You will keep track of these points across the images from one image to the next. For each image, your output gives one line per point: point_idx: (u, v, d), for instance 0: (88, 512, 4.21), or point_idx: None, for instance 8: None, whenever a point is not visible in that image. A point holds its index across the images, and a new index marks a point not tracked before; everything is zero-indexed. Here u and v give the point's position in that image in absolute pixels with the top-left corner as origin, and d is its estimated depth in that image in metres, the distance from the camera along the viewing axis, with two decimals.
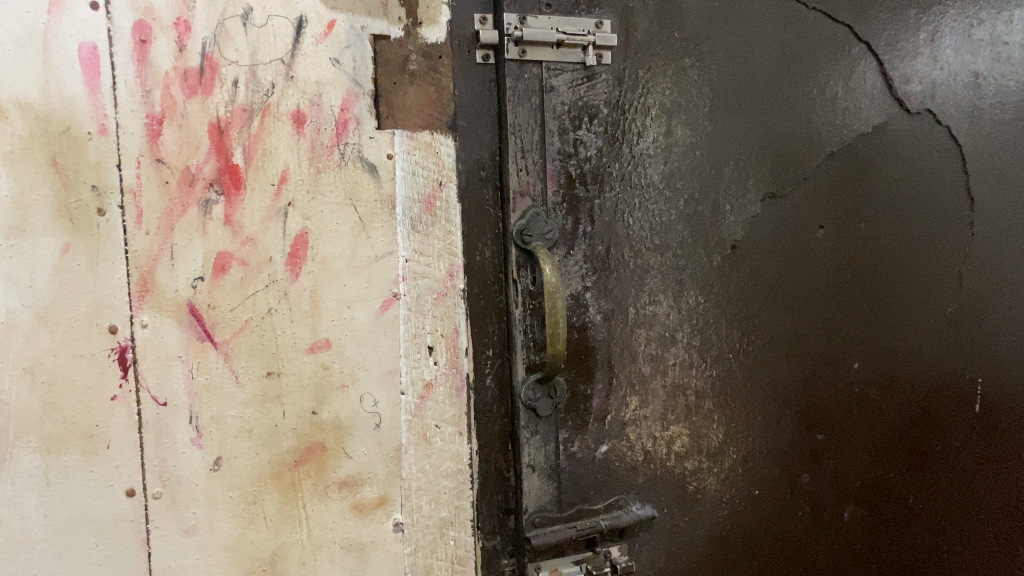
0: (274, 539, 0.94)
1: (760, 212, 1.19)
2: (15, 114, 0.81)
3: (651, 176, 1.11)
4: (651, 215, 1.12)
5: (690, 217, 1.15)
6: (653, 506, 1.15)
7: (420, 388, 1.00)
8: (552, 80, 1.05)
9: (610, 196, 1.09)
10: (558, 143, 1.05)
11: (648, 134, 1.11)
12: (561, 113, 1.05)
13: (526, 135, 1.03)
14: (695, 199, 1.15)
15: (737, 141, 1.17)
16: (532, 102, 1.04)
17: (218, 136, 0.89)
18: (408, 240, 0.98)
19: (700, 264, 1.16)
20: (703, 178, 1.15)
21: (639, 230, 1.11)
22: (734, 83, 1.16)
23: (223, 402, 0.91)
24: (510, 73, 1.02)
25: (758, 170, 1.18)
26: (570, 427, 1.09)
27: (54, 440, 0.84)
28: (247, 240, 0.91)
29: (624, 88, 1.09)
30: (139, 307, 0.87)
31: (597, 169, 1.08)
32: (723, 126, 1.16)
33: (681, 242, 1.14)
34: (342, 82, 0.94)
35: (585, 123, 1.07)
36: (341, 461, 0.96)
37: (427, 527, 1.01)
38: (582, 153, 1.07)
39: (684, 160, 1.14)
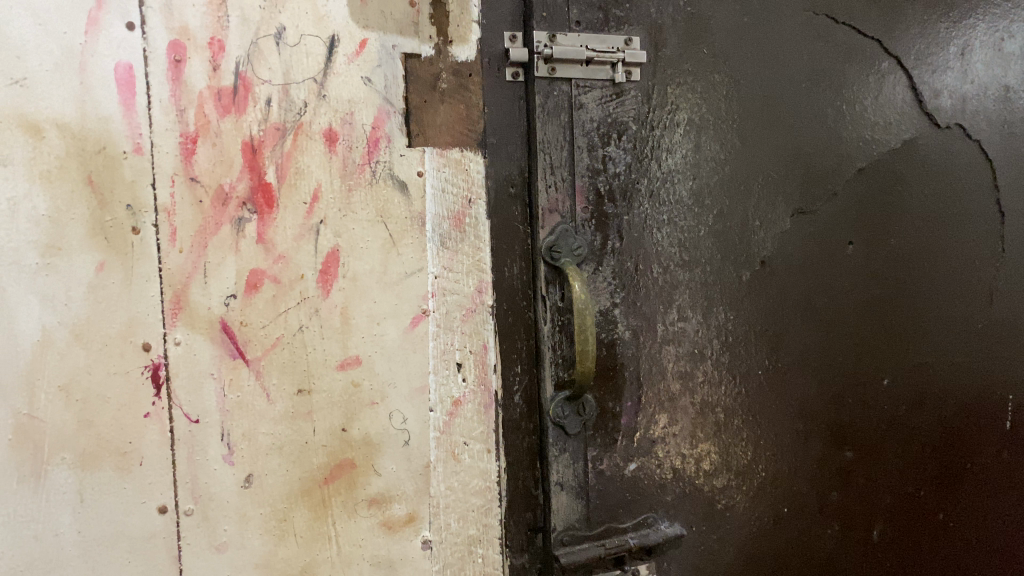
0: (304, 556, 0.94)
1: (790, 228, 1.18)
2: (52, 133, 0.82)
3: (680, 192, 1.11)
4: (680, 232, 1.12)
5: (719, 232, 1.14)
6: (682, 524, 1.14)
7: (449, 405, 1.00)
8: (581, 97, 1.05)
9: (639, 212, 1.09)
10: (587, 160, 1.05)
11: (677, 150, 1.11)
12: (590, 129, 1.05)
13: (555, 151, 1.03)
14: (724, 215, 1.14)
15: (767, 157, 1.16)
16: (561, 119, 1.04)
17: (251, 154, 0.90)
18: (438, 257, 0.98)
19: (730, 280, 1.15)
20: (731, 194, 1.14)
21: (668, 247, 1.11)
22: (763, 98, 1.16)
23: (254, 418, 0.91)
24: (540, 90, 1.03)
25: (786, 187, 1.18)
26: (598, 444, 1.08)
27: (87, 457, 0.85)
28: (280, 258, 0.91)
29: (653, 104, 1.09)
30: (172, 324, 0.88)
31: (625, 186, 1.08)
32: (753, 142, 1.15)
33: (710, 259, 1.14)
34: (374, 100, 0.94)
35: (613, 139, 1.07)
36: (370, 478, 0.96)
37: (456, 544, 1.01)
38: (610, 170, 1.07)
39: (714, 176, 1.13)
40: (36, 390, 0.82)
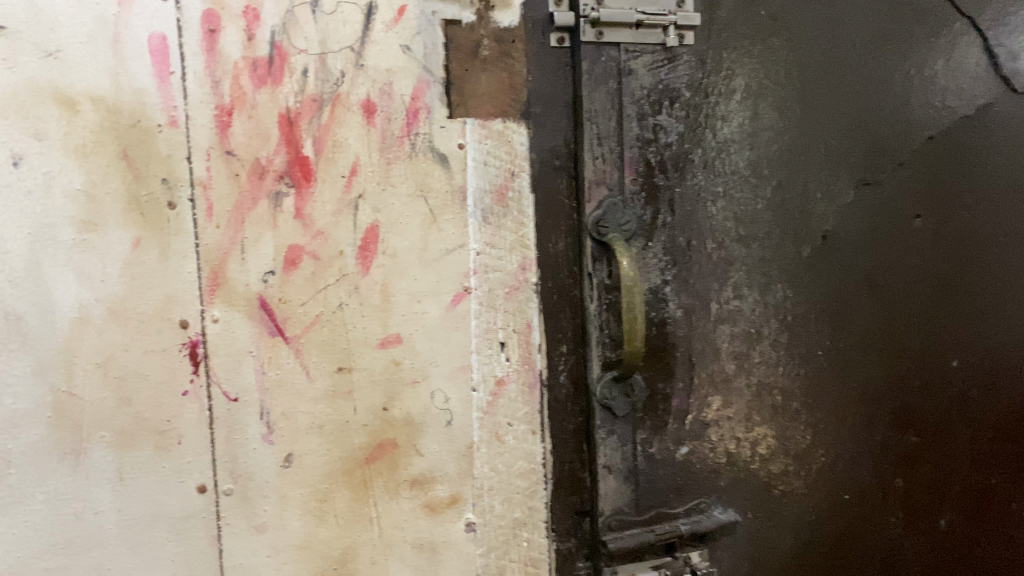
0: (345, 538, 0.93)
1: (853, 201, 1.12)
2: (86, 107, 0.81)
3: (735, 163, 1.05)
4: (736, 205, 1.06)
5: (777, 206, 1.08)
6: (736, 511, 1.10)
7: (492, 385, 0.96)
8: (631, 63, 1.00)
9: (691, 185, 1.03)
10: (637, 129, 1.00)
11: (732, 118, 1.05)
12: (639, 97, 1.00)
13: (603, 121, 0.99)
14: (783, 187, 1.08)
15: (828, 126, 1.10)
16: (609, 86, 0.99)
17: (288, 127, 0.87)
18: (480, 233, 0.95)
19: (789, 256, 1.09)
20: (790, 165, 1.08)
21: (722, 221, 1.06)
22: (825, 62, 1.09)
23: (294, 397, 0.90)
24: (586, 56, 0.98)
25: (849, 157, 1.11)
26: (649, 427, 1.04)
27: (127, 435, 0.84)
28: (318, 233, 0.89)
29: (707, 70, 1.03)
30: (210, 301, 0.86)
31: (677, 157, 1.02)
32: (814, 109, 1.09)
33: (767, 234, 1.08)
34: (413, 69, 0.91)
35: (664, 107, 1.01)
36: (412, 458, 0.94)
37: (501, 528, 0.98)
38: (662, 139, 1.02)
39: (772, 145, 1.07)
40: (74, 368, 0.82)
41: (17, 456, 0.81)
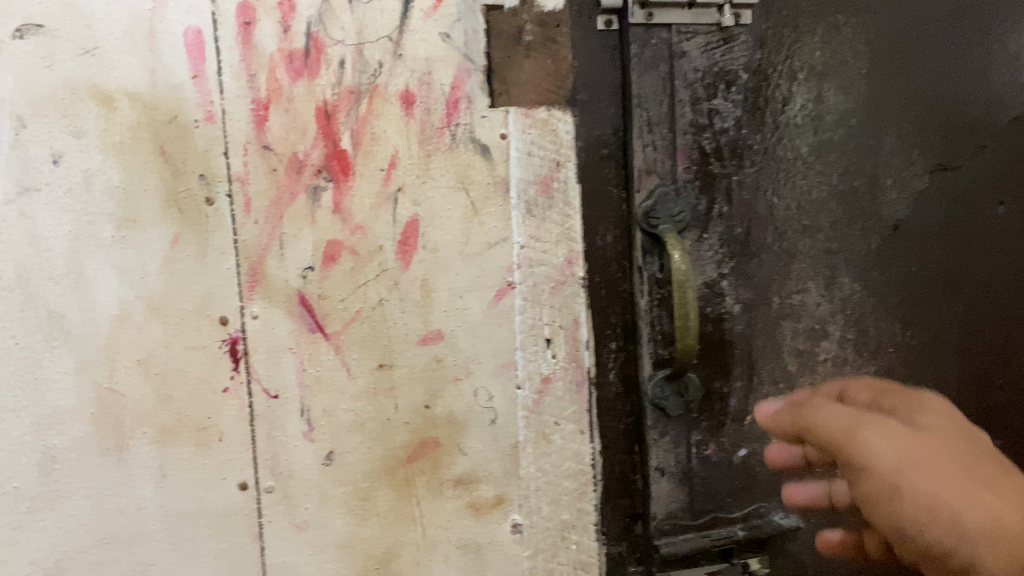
0: (387, 538, 0.91)
1: (927, 187, 1.04)
2: (124, 104, 0.81)
3: (798, 148, 0.99)
4: (799, 194, 1.00)
5: (844, 194, 1.01)
6: (800, 518, 1.03)
7: (538, 383, 0.93)
8: (683, 44, 0.94)
9: (750, 172, 0.98)
10: (690, 115, 0.95)
11: (794, 101, 0.99)
12: (693, 80, 0.95)
13: (654, 106, 0.93)
14: (850, 173, 1.01)
15: (901, 107, 1.02)
16: (660, 70, 0.93)
17: (325, 120, 0.85)
18: (523, 225, 0.91)
19: (857, 248, 1.02)
20: (859, 149, 1.01)
21: (784, 211, 1.00)
22: (896, 39, 1.01)
23: (335, 394, 0.88)
24: (635, 38, 0.92)
25: (923, 141, 1.03)
26: (704, 429, 0.99)
27: (168, 431, 0.85)
28: (357, 228, 0.87)
29: (766, 50, 0.97)
30: (250, 298, 0.86)
31: (734, 143, 0.97)
32: (885, 89, 1.02)
33: (833, 225, 1.01)
34: (453, 58, 0.88)
35: (720, 91, 0.96)
36: (455, 457, 0.91)
37: (549, 530, 0.94)
38: (717, 125, 0.96)
39: (838, 129, 1.00)
40: (116, 364, 0.83)
41: (61, 451, 0.82)
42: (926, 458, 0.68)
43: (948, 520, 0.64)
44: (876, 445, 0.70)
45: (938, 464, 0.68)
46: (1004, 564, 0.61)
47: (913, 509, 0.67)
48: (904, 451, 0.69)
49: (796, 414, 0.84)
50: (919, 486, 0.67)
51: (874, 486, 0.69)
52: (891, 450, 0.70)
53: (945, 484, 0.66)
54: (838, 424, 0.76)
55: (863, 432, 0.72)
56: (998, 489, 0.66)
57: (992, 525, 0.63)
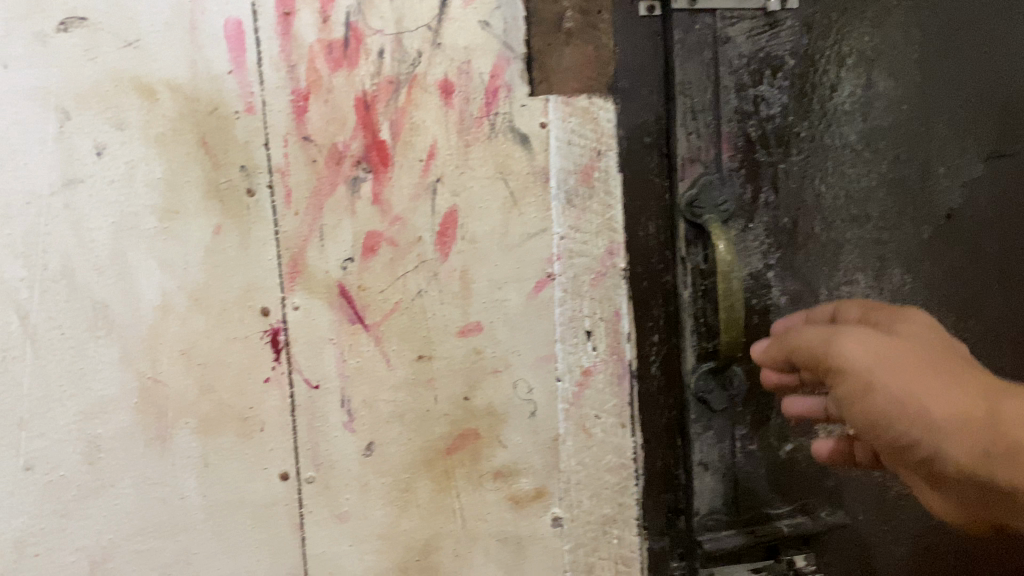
0: (427, 529, 0.90)
1: (982, 175, 1.01)
2: (165, 95, 0.82)
3: (847, 135, 0.96)
4: (848, 182, 0.97)
5: (895, 182, 0.98)
6: (847, 513, 1.01)
7: (578, 375, 0.91)
8: (728, 30, 0.92)
9: (797, 160, 0.95)
10: (735, 101, 0.93)
11: (844, 87, 0.96)
12: (738, 66, 0.92)
13: (698, 93, 0.91)
14: (902, 161, 0.98)
15: (955, 91, 0.99)
16: (704, 56, 0.91)
17: (364, 110, 0.85)
18: (564, 216, 0.90)
19: (908, 238, 0.99)
20: (910, 136, 0.98)
21: (832, 200, 0.97)
22: (951, 21, 0.98)
23: (375, 385, 0.88)
24: (679, 24, 0.91)
25: (976, 127, 1.00)
26: (749, 423, 0.97)
27: (211, 421, 0.86)
28: (397, 219, 0.87)
29: (815, 34, 0.94)
30: (291, 289, 0.86)
31: (781, 130, 0.94)
32: (938, 74, 0.98)
33: (883, 214, 0.98)
34: (492, 46, 0.87)
35: (767, 77, 0.93)
36: (495, 450, 0.91)
37: (589, 524, 0.93)
38: (763, 112, 0.94)
39: (889, 115, 0.97)
40: (159, 354, 0.84)
41: (107, 440, 0.84)
42: (899, 356, 0.64)
43: (916, 415, 0.62)
44: (851, 349, 0.66)
45: (910, 361, 0.64)
46: (973, 455, 0.61)
47: (883, 406, 0.64)
48: (876, 348, 0.65)
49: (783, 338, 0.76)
50: (890, 384, 0.63)
51: (845, 385, 0.66)
52: (865, 350, 0.65)
53: (916, 380, 0.63)
54: (812, 334, 0.71)
55: (834, 337, 0.68)
56: (974, 379, 0.62)
57: (959, 418, 0.61)
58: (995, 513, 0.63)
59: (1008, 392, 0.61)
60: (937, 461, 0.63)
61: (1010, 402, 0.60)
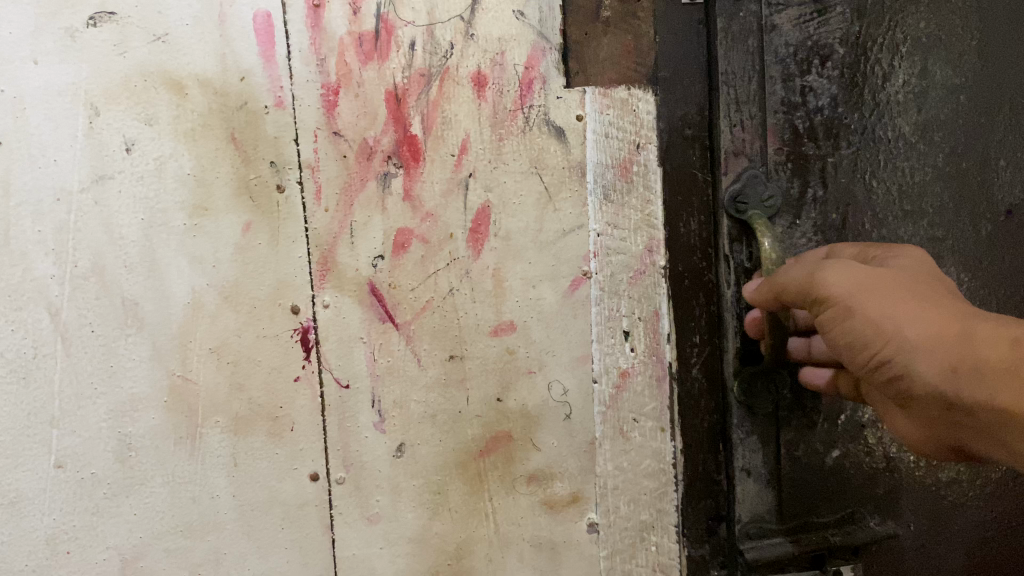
0: (460, 533, 0.88)
1: None
2: (194, 90, 0.81)
3: (901, 127, 0.91)
4: (901, 176, 0.92)
5: (952, 176, 0.93)
6: (896, 523, 0.94)
7: (615, 377, 0.88)
8: (774, 17, 0.88)
9: (847, 153, 0.90)
10: (781, 92, 0.89)
11: (897, 76, 0.91)
12: (784, 56, 0.88)
13: (742, 84, 0.87)
14: (959, 154, 0.93)
15: (1016, 80, 0.93)
16: (749, 45, 0.87)
17: (395, 104, 0.83)
18: (601, 212, 0.87)
19: (966, 235, 0.94)
20: (968, 128, 0.93)
21: (885, 195, 0.92)
22: (1014, 5, 0.92)
23: (406, 385, 0.86)
24: (723, 11, 0.86)
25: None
26: (794, 428, 0.91)
27: (241, 421, 0.85)
28: (428, 216, 0.85)
29: (866, 21, 0.90)
30: (321, 287, 0.84)
31: (830, 122, 0.90)
32: (998, 61, 0.93)
33: (939, 211, 0.93)
34: (527, 36, 0.85)
35: (815, 66, 0.89)
36: (529, 452, 0.88)
37: (627, 530, 0.90)
38: (811, 103, 0.89)
39: (945, 106, 0.92)
40: (189, 352, 0.84)
41: (137, 439, 0.84)
42: (879, 284, 0.70)
43: (892, 334, 0.68)
44: (834, 278, 0.71)
45: (889, 289, 0.70)
46: (942, 372, 0.66)
47: (862, 329, 0.69)
48: (859, 279, 0.71)
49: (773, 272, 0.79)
50: (869, 309, 0.69)
51: (828, 311, 0.72)
52: (848, 279, 0.71)
53: (893, 305, 0.69)
54: (798, 269, 0.75)
55: (824, 269, 0.73)
56: (948, 309, 0.68)
57: (931, 338, 0.67)
58: (955, 432, 0.69)
59: (977, 317, 0.67)
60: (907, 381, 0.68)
61: (977, 325, 0.66)
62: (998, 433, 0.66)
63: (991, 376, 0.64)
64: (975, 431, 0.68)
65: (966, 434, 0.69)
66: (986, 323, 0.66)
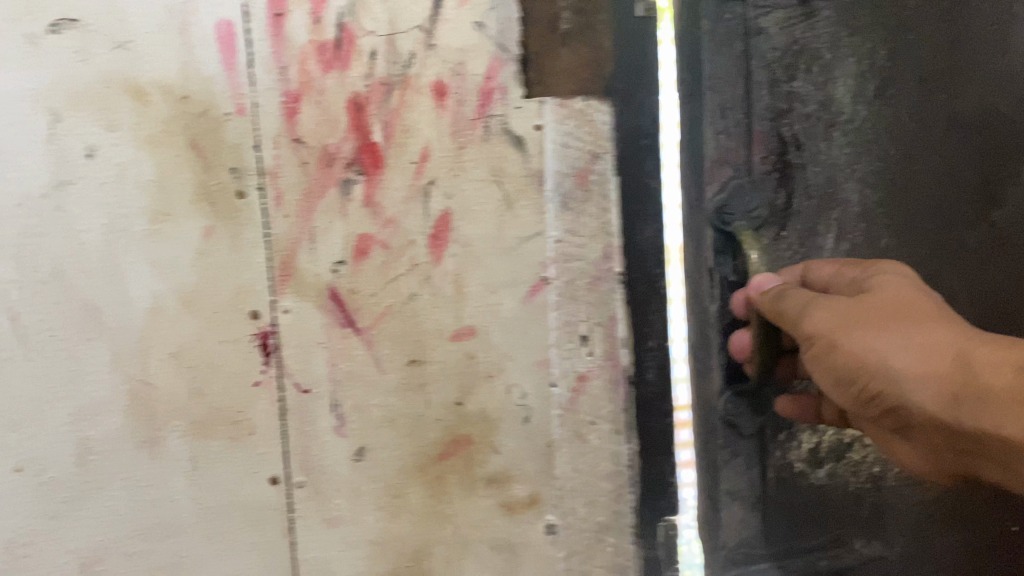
0: (419, 536, 0.90)
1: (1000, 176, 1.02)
2: (156, 96, 0.82)
3: (875, 131, 0.97)
4: (873, 180, 0.98)
5: (919, 180, 0.99)
6: (882, 544, 1.03)
7: (573, 380, 0.90)
8: (760, 21, 0.93)
9: (824, 157, 0.96)
10: (767, 97, 0.94)
11: (875, 82, 0.96)
12: (771, 59, 0.93)
13: (728, 88, 0.92)
14: (926, 159, 0.99)
15: (986, 94, 1.00)
16: (735, 49, 0.92)
17: (356, 112, 0.84)
18: (559, 219, 0.89)
19: (925, 238, 1.00)
20: (940, 138, 0.99)
21: (855, 199, 0.98)
22: (981, 20, 0.98)
23: (366, 389, 0.87)
24: (709, 14, 0.91)
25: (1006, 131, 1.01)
26: (775, 448, 0.98)
27: (202, 426, 0.85)
28: (389, 222, 0.86)
29: (851, 25, 0.95)
30: (282, 292, 0.85)
31: (811, 126, 0.95)
32: (969, 74, 0.99)
33: (912, 219, 0.99)
34: (487, 47, 0.86)
35: (799, 70, 0.94)
36: (487, 455, 0.89)
37: (584, 531, 0.92)
38: (794, 107, 0.95)
39: (917, 112, 0.98)
40: (150, 358, 0.84)
41: (96, 444, 0.84)
42: (868, 319, 0.79)
43: (883, 366, 0.77)
44: (820, 317, 0.80)
45: (878, 321, 0.79)
46: (938, 398, 0.76)
47: (849, 360, 0.78)
48: (846, 315, 0.80)
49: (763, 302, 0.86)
50: (855, 343, 0.78)
51: (821, 346, 0.80)
52: (834, 317, 0.80)
53: (879, 338, 0.78)
54: (790, 300, 0.83)
55: (812, 308, 0.81)
56: (940, 333, 0.77)
57: (919, 369, 0.77)
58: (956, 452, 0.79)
59: (979, 339, 0.76)
60: (907, 409, 0.78)
61: (974, 348, 0.75)
62: (1007, 461, 0.75)
63: (988, 402, 0.74)
64: (982, 455, 0.78)
65: (955, 451, 0.79)
66: (986, 346, 0.75)
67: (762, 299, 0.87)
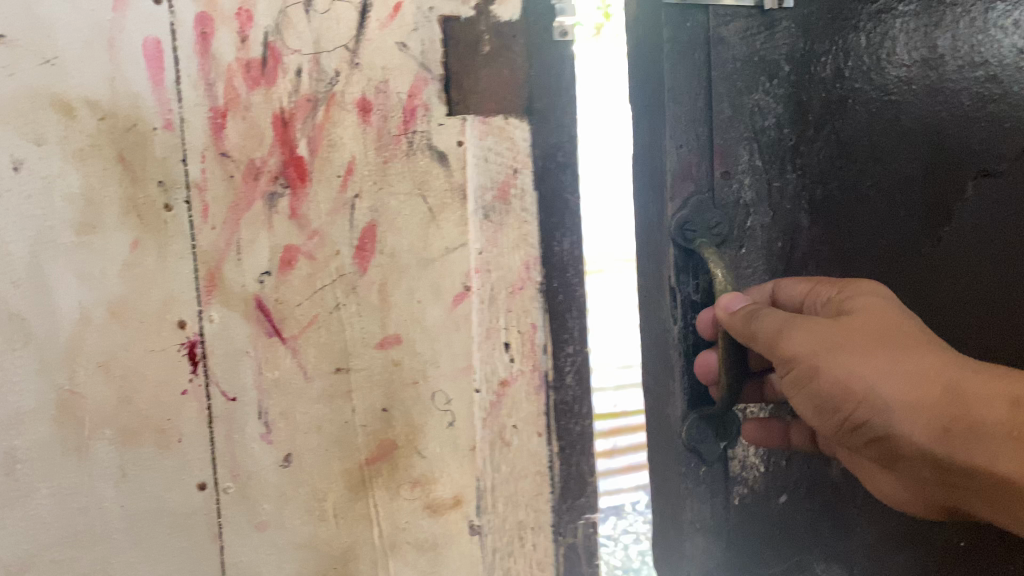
0: (345, 538, 0.92)
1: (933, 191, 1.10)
2: (83, 111, 0.84)
3: (822, 141, 1.05)
4: (815, 188, 1.06)
5: (857, 189, 1.08)
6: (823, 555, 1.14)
7: (496, 385, 0.93)
8: (721, 30, 0.99)
9: (773, 166, 1.04)
10: (727, 108, 1.00)
11: (826, 93, 1.04)
12: (731, 70, 1.00)
13: (688, 97, 0.99)
14: (864, 172, 1.07)
15: (929, 110, 1.08)
16: (696, 58, 0.99)
17: (282, 128, 0.87)
18: (481, 230, 0.92)
19: (851, 246, 1.09)
20: (887, 151, 1.07)
21: (794, 208, 1.06)
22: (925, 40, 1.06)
23: (293, 396, 0.90)
24: (671, 23, 0.97)
25: (946, 146, 1.09)
26: (733, 475, 1.07)
27: (129, 433, 0.87)
28: (315, 233, 0.88)
29: (808, 37, 1.03)
30: (208, 302, 0.88)
31: (765, 134, 1.03)
32: (916, 90, 1.07)
33: (855, 229, 1.08)
34: (410, 67, 0.89)
35: (759, 81, 1.01)
36: (412, 460, 0.92)
37: (506, 530, 0.95)
38: (751, 117, 1.02)
39: (863, 124, 1.06)
40: (77, 366, 0.86)
41: (23, 452, 0.86)
42: (856, 345, 0.86)
43: (875, 394, 0.85)
44: (806, 342, 0.87)
45: (868, 347, 0.86)
46: (928, 427, 0.85)
47: (840, 387, 0.86)
48: (832, 340, 0.87)
49: (739, 323, 0.91)
50: (846, 371, 0.86)
51: (808, 371, 0.88)
52: (821, 342, 0.87)
53: (873, 364, 0.85)
54: (771, 320, 0.89)
55: (796, 330, 0.88)
56: (928, 360, 0.85)
57: (908, 398, 0.85)
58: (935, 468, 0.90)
59: (965, 369, 0.85)
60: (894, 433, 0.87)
61: (959, 380, 0.84)
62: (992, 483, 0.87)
63: (978, 432, 0.85)
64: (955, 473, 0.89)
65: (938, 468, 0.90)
66: (969, 377, 0.85)
67: (731, 319, 0.92)
